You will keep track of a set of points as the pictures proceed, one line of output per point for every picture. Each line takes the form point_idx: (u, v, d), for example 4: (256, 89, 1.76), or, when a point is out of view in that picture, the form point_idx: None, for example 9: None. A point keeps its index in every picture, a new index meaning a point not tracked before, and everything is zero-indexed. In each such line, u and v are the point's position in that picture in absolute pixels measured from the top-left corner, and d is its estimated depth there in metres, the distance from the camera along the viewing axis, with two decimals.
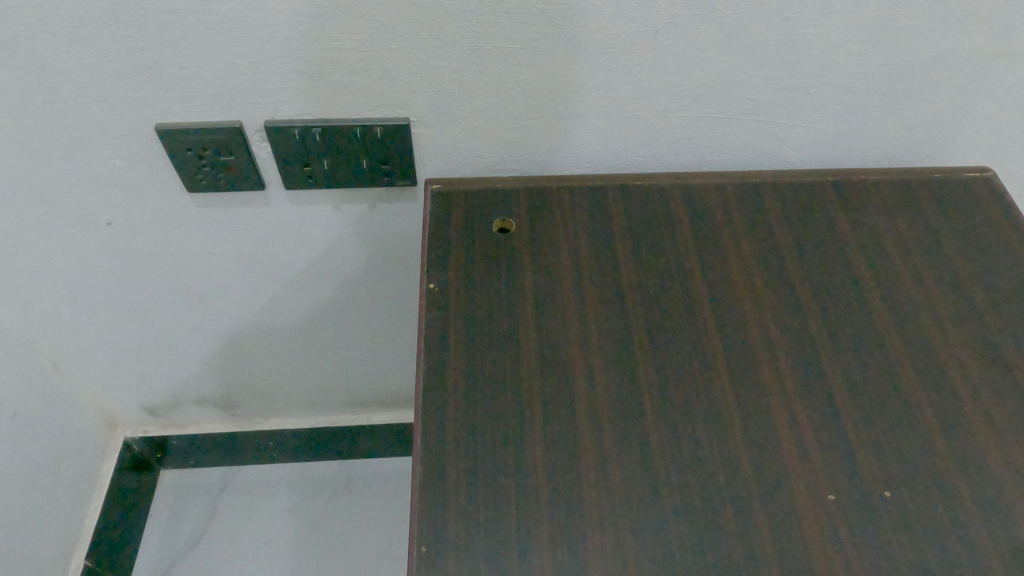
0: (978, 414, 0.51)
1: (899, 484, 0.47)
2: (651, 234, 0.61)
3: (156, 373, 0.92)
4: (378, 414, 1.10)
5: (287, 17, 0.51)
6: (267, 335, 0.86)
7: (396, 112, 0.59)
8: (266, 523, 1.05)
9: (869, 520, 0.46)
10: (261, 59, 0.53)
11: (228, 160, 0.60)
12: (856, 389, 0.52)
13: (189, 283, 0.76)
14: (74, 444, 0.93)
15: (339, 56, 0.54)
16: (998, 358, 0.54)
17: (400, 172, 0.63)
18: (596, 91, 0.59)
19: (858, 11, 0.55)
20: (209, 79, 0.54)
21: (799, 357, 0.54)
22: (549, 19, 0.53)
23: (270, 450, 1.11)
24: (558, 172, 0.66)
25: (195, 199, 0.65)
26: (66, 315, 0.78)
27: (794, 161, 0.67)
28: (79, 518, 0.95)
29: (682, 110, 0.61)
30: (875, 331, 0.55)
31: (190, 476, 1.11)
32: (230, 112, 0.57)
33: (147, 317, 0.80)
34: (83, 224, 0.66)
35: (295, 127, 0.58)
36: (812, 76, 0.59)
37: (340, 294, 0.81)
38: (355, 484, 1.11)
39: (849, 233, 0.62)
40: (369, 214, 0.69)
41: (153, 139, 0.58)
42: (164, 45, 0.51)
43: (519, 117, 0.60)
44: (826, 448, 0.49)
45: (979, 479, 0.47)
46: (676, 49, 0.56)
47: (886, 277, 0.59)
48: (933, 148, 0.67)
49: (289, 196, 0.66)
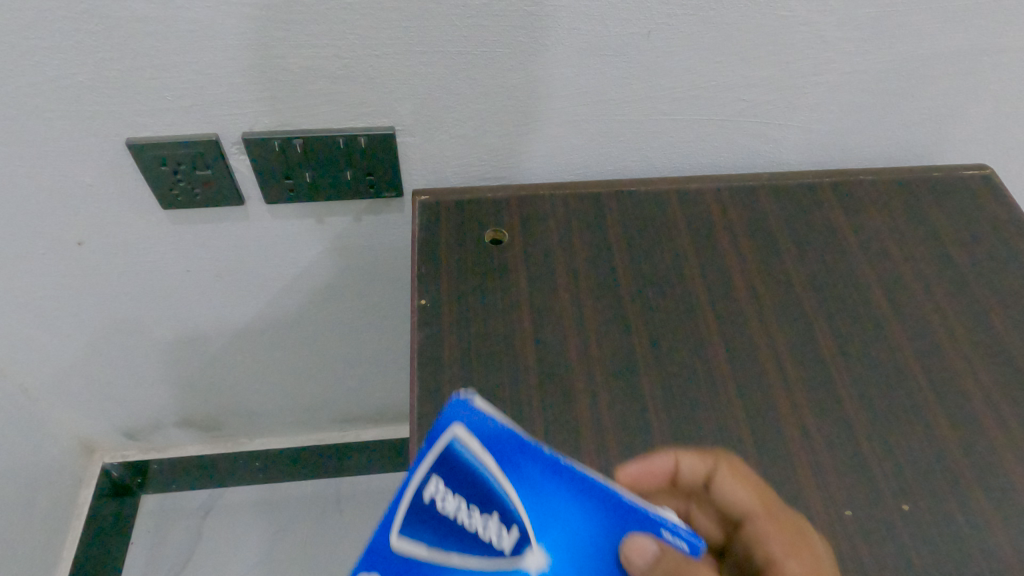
0: (992, 420, 0.49)
1: (918, 496, 0.45)
2: (650, 242, 0.59)
3: (133, 397, 0.88)
4: (366, 430, 1.06)
5: (262, 22, 0.47)
6: (249, 353, 0.83)
7: (380, 120, 0.55)
8: (251, 547, 1.01)
9: (890, 535, 0.43)
10: (237, 68, 0.50)
11: (206, 174, 0.56)
12: (868, 398, 0.50)
13: (166, 302, 0.72)
14: (49, 473, 0.88)
15: (319, 64, 0.50)
16: (1010, 360, 0.52)
17: (387, 183, 0.60)
18: (589, 96, 0.56)
19: (854, 8, 0.53)
20: (182, 90, 0.50)
21: (809, 366, 0.52)
22: (537, 20, 0.50)
23: (255, 470, 1.07)
24: (550, 179, 0.63)
25: (168, 216, 0.61)
26: (34, 339, 0.73)
27: (792, 164, 0.65)
28: (56, 550, 0.90)
29: (675, 112, 0.59)
30: (885, 339, 0.53)
31: (173, 500, 1.06)
32: (205, 125, 0.53)
33: (122, 338, 0.76)
34: (50, 246, 0.62)
35: (274, 139, 0.54)
36: (807, 76, 0.57)
37: (326, 309, 0.77)
38: (343, 502, 1.08)
39: (851, 237, 0.60)
40: (355, 227, 0.66)
41: (124, 154, 0.54)
42: (131, 54, 0.48)
43: (509, 123, 0.57)
44: (841, 462, 0.47)
45: (999, 487, 0.46)
46: (670, 50, 0.53)
47: (890, 281, 0.57)
48: (929, 147, 0.65)
49: (269, 211, 0.62)
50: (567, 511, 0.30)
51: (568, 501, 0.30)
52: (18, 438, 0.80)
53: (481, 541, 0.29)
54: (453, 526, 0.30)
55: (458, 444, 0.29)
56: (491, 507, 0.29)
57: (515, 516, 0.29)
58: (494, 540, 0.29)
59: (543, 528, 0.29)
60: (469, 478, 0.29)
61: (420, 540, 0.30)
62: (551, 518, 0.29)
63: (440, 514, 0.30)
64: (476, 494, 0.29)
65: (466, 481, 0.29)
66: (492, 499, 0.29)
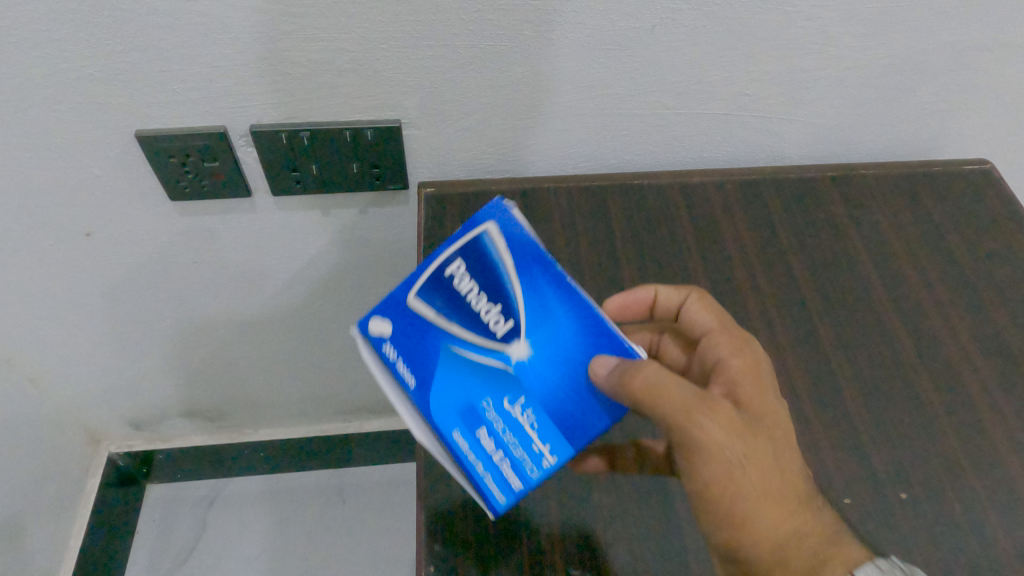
0: (990, 411, 0.50)
1: (916, 485, 0.46)
2: (653, 235, 0.60)
3: (139, 388, 0.89)
4: (370, 420, 1.07)
5: (270, 16, 0.48)
6: (255, 344, 0.83)
7: (387, 113, 0.56)
8: (255, 537, 1.02)
9: (887, 523, 0.44)
10: (245, 61, 0.50)
11: (213, 166, 0.57)
12: (868, 389, 0.51)
13: (172, 293, 0.73)
14: (57, 463, 0.89)
15: (327, 57, 0.51)
16: (1008, 353, 0.53)
17: (393, 175, 0.61)
18: (593, 90, 0.56)
19: (858, 4, 0.53)
20: (192, 83, 0.51)
21: (810, 358, 0.53)
22: (542, 15, 0.50)
23: (259, 461, 1.08)
24: (554, 172, 0.64)
25: (176, 207, 0.62)
26: (42, 330, 0.74)
27: (795, 157, 0.66)
28: (64, 538, 0.91)
29: (679, 106, 0.59)
30: (884, 331, 0.54)
31: (178, 490, 1.08)
32: (214, 117, 0.54)
33: (129, 329, 0.77)
34: (59, 237, 0.63)
35: (281, 131, 0.55)
36: (810, 71, 0.57)
37: (331, 301, 0.78)
38: (347, 493, 1.09)
39: (852, 230, 0.61)
40: (360, 219, 0.66)
41: (133, 147, 0.55)
42: (141, 48, 0.48)
43: (513, 117, 0.58)
44: (840, 452, 0.48)
45: (995, 477, 0.46)
46: (674, 45, 0.54)
47: (890, 274, 0.58)
48: (931, 141, 0.66)
49: (276, 203, 0.63)
50: (558, 317, 0.40)
51: (559, 315, 0.40)
52: (27, 428, 0.81)
53: (480, 318, 0.41)
54: (465, 299, 0.41)
55: (488, 238, 0.40)
56: (499, 297, 0.40)
57: (513, 306, 0.40)
58: (493, 321, 0.41)
59: (533, 327, 0.40)
60: (490, 271, 0.40)
61: (433, 303, 0.42)
62: (542, 320, 0.40)
63: (457, 289, 0.41)
64: (491, 285, 0.40)
65: (487, 271, 0.40)
66: (501, 290, 0.40)
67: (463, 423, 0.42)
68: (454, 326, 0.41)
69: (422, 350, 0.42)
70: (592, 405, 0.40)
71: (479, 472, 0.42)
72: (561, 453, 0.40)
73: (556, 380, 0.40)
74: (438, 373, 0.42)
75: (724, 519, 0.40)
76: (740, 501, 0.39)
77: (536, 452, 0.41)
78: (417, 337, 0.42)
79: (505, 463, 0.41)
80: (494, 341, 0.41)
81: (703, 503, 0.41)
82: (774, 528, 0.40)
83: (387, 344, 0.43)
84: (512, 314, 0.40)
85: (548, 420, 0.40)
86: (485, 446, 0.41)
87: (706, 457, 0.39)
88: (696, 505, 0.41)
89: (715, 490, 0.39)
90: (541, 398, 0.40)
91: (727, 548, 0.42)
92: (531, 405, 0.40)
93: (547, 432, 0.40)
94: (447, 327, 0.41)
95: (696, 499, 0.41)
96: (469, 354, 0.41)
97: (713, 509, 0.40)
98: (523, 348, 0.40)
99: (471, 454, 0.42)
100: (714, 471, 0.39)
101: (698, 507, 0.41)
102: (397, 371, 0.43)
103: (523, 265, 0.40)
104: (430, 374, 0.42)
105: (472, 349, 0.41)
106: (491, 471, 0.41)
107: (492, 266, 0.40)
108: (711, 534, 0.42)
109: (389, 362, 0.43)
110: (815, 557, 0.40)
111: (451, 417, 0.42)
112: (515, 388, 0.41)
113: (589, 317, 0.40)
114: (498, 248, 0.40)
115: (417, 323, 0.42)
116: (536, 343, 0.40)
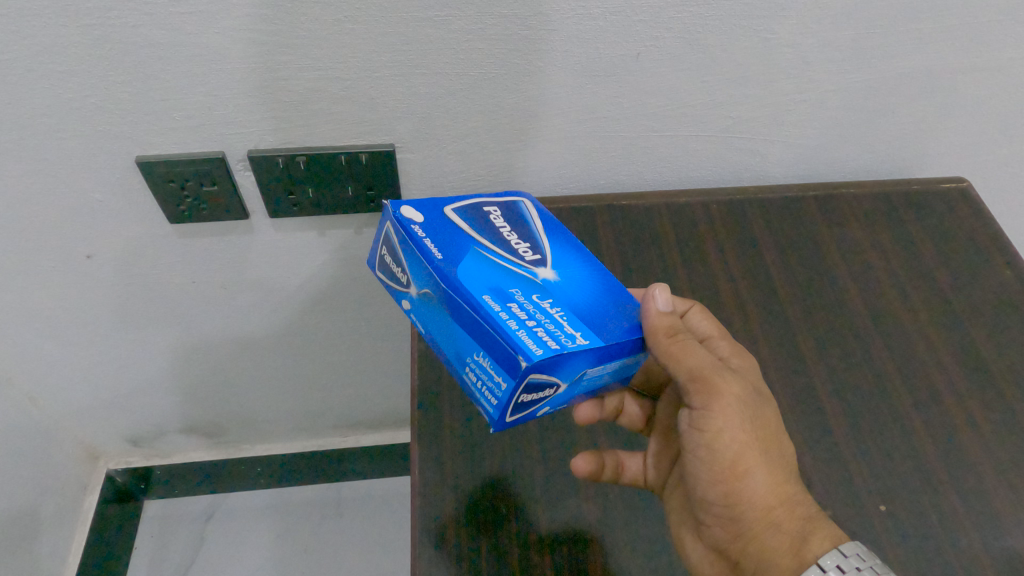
0: (965, 424, 0.52)
1: (895, 496, 0.48)
2: (642, 255, 0.62)
3: (138, 405, 0.90)
4: (366, 435, 1.08)
5: (266, 47, 0.49)
6: (251, 360, 0.84)
7: (381, 138, 0.57)
8: (252, 552, 1.03)
9: (865, 532, 0.46)
10: (242, 90, 0.52)
11: (212, 190, 0.59)
12: (847, 405, 0.53)
13: (170, 312, 0.74)
14: (56, 479, 0.90)
15: (321, 85, 0.52)
16: (983, 369, 0.55)
17: (386, 198, 0.62)
18: (579, 114, 0.58)
19: (835, 30, 0.55)
20: (191, 111, 0.53)
21: (792, 375, 0.55)
22: (531, 43, 0.52)
23: (257, 475, 1.08)
24: (544, 193, 0.66)
25: (175, 230, 0.63)
26: (42, 349, 0.75)
27: (777, 177, 0.68)
28: (62, 555, 0.92)
29: (664, 129, 0.60)
30: (864, 349, 0.56)
31: (175, 506, 1.08)
32: (212, 143, 0.55)
33: (127, 347, 0.78)
34: (60, 259, 0.64)
35: (278, 156, 0.56)
36: (791, 94, 0.59)
37: (327, 320, 0.79)
38: (344, 507, 1.10)
39: (832, 250, 0.64)
40: (356, 239, 0.68)
41: (132, 172, 0.56)
42: (143, 78, 0.50)
43: (504, 140, 0.59)
44: (821, 465, 0.50)
45: (969, 486, 0.48)
46: (658, 70, 0.55)
47: (868, 294, 0.60)
48: (908, 160, 0.68)
49: (273, 225, 0.65)
50: (581, 270, 0.46)
51: (580, 266, 0.46)
52: (26, 446, 0.82)
53: (511, 244, 0.45)
54: (495, 226, 0.47)
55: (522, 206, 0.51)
56: (527, 238, 0.46)
57: (541, 248, 0.46)
58: (522, 250, 0.45)
59: (557, 263, 0.45)
60: (522, 224, 0.48)
61: (462, 218, 0.46)
62: (564, 261, 0.46)
63: (488, 221, 0.47)
64: (523, 230, 0.47)
65: (519, 222, 0.48)
66: (527, 235, 0.47)
67: (493, 295, 0.39)
68: (484, 239, 0.44)
69: (449, 243, 0.43)
70: (618, 326, 0.42)
71: (510, 327, 0.37)
72: (593, 340, 0.38)
73: (581, 299, 0.43)
74: (465, 256, 0.42)
75: (726, 472, 0.44)
76: (744, 458, 0.43)
77: (569, 331, 0.38)
78: (448, 235, 0.43)
79: (540, 330, 0.37)
80: (523, 258, 0.44)
81: (706, 456, 0.44)
82: (767, 486, 0.44)
83: (414, 226, 0.43)
84: (539, 251, 0.46)
85: (578, 317, 0.40)
86: (517, 314, 0.38)
87: (722, 408, 0.43)
88: (697, 460, 0.45)
89: (723, 443, 0.43)
90: (569, 302, 0.41)
91: (722, 504, 0.45)
92: (558, 305, 0.41)
93: (578, 324, 0.40)
94: (478, 237, 0.44)
95: (700, 453, 0.44)
96: (497, 255, 0.43)
97: (716, 463, 0.44)
98: (551, 273, 0.44)
99: (502, 314, 0.38)
100: (725, 426, 0.43)
101: (698, 462, 0.45)
102: (423, 244, 0.41)
103: (547, 230, 0.49)
104: (457, 254, 0.42)
105: (503, 257, 0.43)
106: (526, 330, 0.37)
107: (522, 220, 0.49)
108: (707, 488, 0.45)
109: (417, 238, 0.42)
110: (800, 525, 0.43)
111: (480, 287, 0.40)
112: (543, 291, 0.42)
113: (606, 274, 0.46)
114: (525, 222, 0.48)
115: (448, 225, 0.44)
116: (560, 272, 0.44)
